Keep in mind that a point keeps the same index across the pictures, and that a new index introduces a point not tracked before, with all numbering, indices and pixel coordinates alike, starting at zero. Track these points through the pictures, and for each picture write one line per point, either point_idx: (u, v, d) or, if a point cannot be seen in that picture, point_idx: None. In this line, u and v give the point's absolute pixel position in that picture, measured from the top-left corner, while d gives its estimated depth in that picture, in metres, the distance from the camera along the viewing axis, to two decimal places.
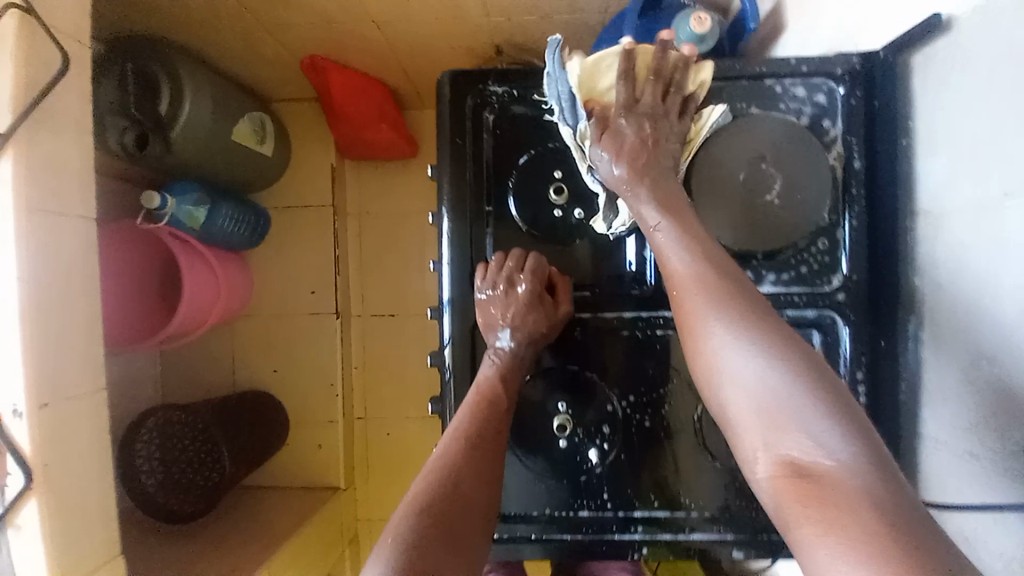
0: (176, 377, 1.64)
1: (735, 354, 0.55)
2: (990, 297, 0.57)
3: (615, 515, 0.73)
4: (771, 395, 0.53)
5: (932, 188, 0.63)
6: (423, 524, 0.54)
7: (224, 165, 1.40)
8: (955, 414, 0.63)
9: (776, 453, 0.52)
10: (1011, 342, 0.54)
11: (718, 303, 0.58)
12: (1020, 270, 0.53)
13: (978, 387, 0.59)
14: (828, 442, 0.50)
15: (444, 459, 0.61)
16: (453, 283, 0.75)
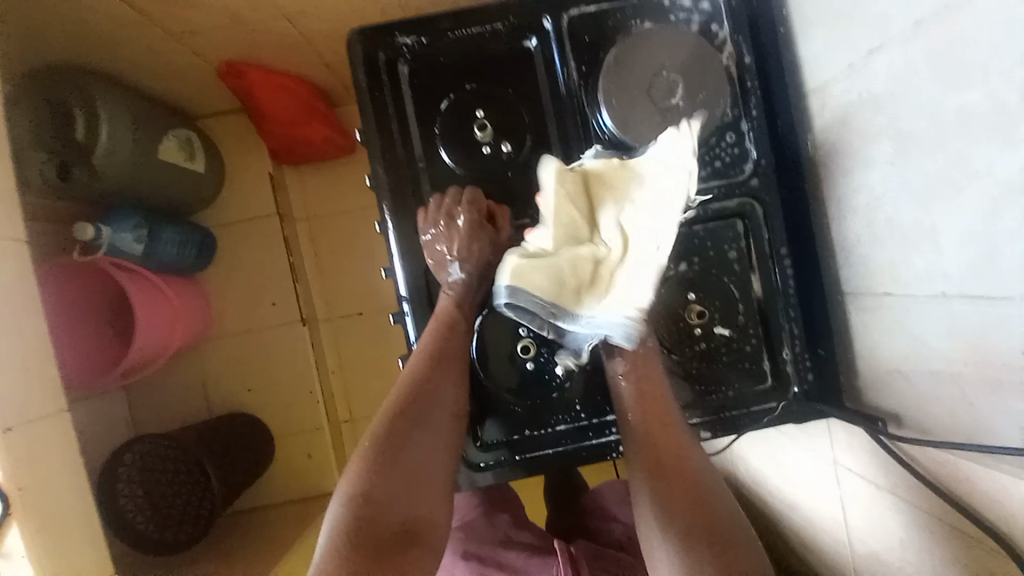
0: (148, 413, 1.59)
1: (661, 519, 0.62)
2: (942, 261, 0.60)
3: (591, 423, 0.79)
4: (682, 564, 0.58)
5: (817, 63, 0.73)
6: (396, 425, 0.62)
7: (157, 184, 1.36)
8: (866, 257, 0.72)
9: None
10: (938, 226, 0.59)
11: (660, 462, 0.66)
12: (915, 120, 0.59)
13: (880, 223, 0.68)
14: None
15: (414, 373, 0.66)
16: (398, 238, 0.78)
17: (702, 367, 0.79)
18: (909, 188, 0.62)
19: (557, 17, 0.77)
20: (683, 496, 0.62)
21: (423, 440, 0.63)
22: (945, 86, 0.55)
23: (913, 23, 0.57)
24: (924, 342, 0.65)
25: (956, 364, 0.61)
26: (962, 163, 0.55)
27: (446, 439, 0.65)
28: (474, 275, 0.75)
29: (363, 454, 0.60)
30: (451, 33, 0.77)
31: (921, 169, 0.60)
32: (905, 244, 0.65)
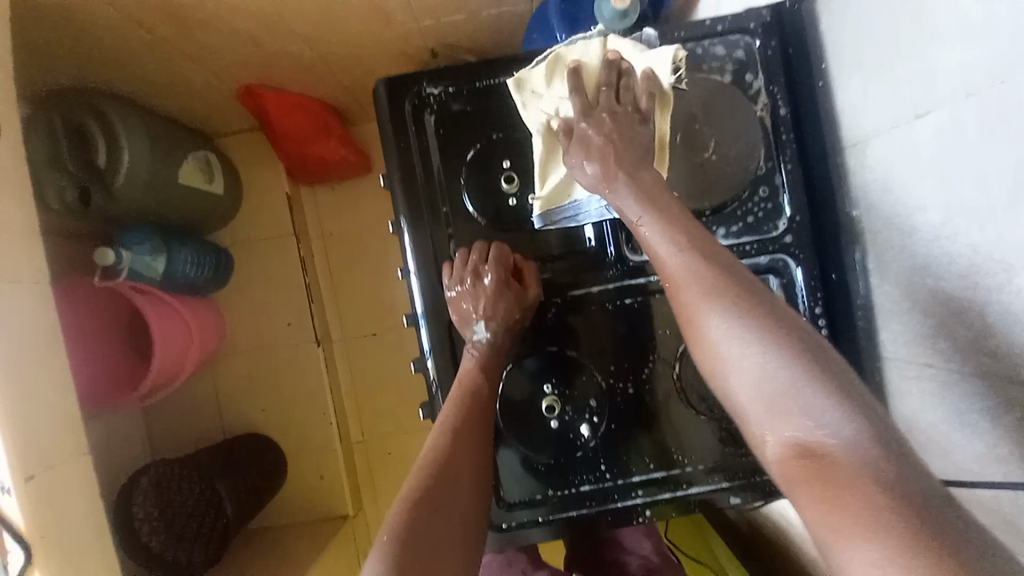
0: (164, 432, 1.60)
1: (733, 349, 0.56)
2: (981, 341, 0.58)
3: (616, 483, 0.76)
4: (765, 382, 0.54)
5: (855, 117, 0.70)
6: (415, 515, 0.57)
7: (174, 205, 1.36)
8: (909, 317, 0.68)
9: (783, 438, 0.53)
10: (978, 305, 0.57)
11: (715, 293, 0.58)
12: (956, 190, 0.57)
13: (924, 286, 0.64)
14: (831, 426, 0.50)
15: (436, 439, 0.65)
16: (422, 289, 0.76)
17: (732, 427, 0.76)
18: (957, 257, 0.59)
19: None
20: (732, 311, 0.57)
21: (446, 527, 0.58)
22: (1002, 162, 0.51)
23: (965, 92, 0.54)
24: (963, 415, 0.62)
25: (1004, 438, 0.57)
26: (1018, 244, 0.51)
27: (470, 521, 0.61)
28: (498, 333, 0.73)
29: (382, 546, 0.54)
30: (477, 83, 0.76)
31: (972, 240, 0.56)
32: (953, 310, 0.61)
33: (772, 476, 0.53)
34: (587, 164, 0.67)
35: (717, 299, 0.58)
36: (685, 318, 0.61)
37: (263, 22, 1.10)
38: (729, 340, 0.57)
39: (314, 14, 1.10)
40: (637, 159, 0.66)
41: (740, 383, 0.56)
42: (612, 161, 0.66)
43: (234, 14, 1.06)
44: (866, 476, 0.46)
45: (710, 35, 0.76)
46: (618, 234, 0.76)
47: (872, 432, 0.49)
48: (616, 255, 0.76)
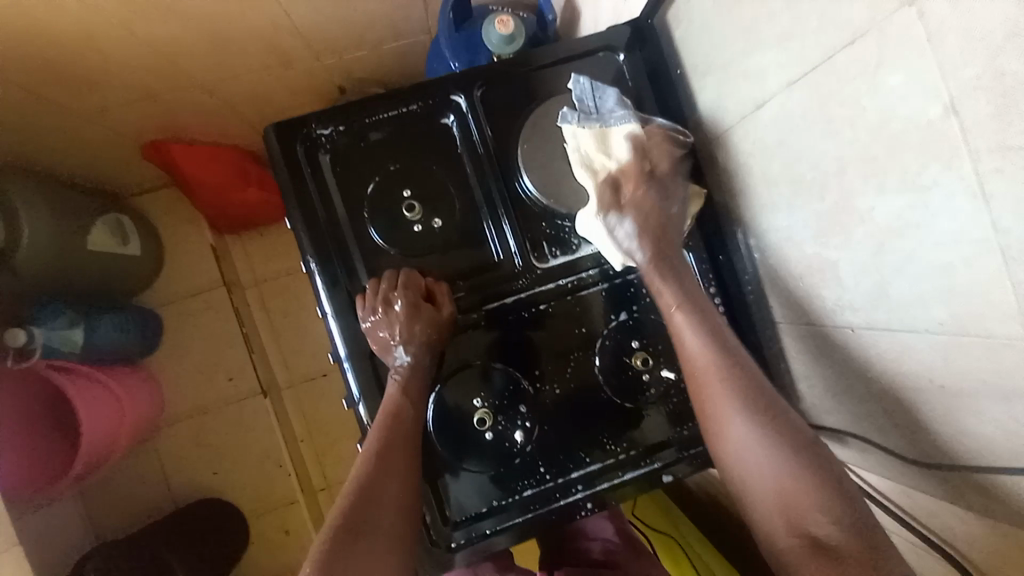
0: (110, 511, 1.50)
1: (761, 448, 0.64)
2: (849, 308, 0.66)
3: (557, 482, 0.79)
4: (785, 481, 0.62)
5: (712, 112, 0.80)
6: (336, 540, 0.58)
7: (89, 272, 1.30)
8: (805, 326, 0.75)
9: (794, 532, 0.60)
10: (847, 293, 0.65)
11: (741, 400, 0.67)
12: (808, 179, 0.65)
13: (817, 323, 0.72)
14: (835, 523, 0.59)
15: (363, 472, 0.67)
16: (340, 324, 0.77)
17: (657, 412, 0.81)
18: (845, 281, 0.65)
19: (469, 94, 0.81)
20: (753, 417, 0.66)
21: (368, 552, 0.61)
22: (842, 161, 0.60)
23: (787, 83, 0.64)
24: (849, 371, 0.70)
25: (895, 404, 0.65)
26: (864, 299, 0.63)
27: (394, 541, 0.64)
28: (419, 354, 0.75)
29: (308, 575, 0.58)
30: (368, 119, 0.79)
31: (856, 270, 0.63)
32: (845, 326, 0.68)
33: (783, 563, 0.60)
34: (638, 242, 0.76)
35: (745, 390, 0.67)
36: (708, 407, 0.69)
37: (156, 70, 1.08)
38: (753, 442, 0.65)
39: (208, 59, 1.10)
40: (678, 256, 0.77)
41: (761, 469, 0.64)
42: (659, 244, 0.76)
43: (121, 66, 1.04)
44: (875, 571, 0.54)
45: (575, 56, 0.84)
46: (521, 242, 0.81)
47: (864, 525, 0.58)
48: (524, 265, 0.81)
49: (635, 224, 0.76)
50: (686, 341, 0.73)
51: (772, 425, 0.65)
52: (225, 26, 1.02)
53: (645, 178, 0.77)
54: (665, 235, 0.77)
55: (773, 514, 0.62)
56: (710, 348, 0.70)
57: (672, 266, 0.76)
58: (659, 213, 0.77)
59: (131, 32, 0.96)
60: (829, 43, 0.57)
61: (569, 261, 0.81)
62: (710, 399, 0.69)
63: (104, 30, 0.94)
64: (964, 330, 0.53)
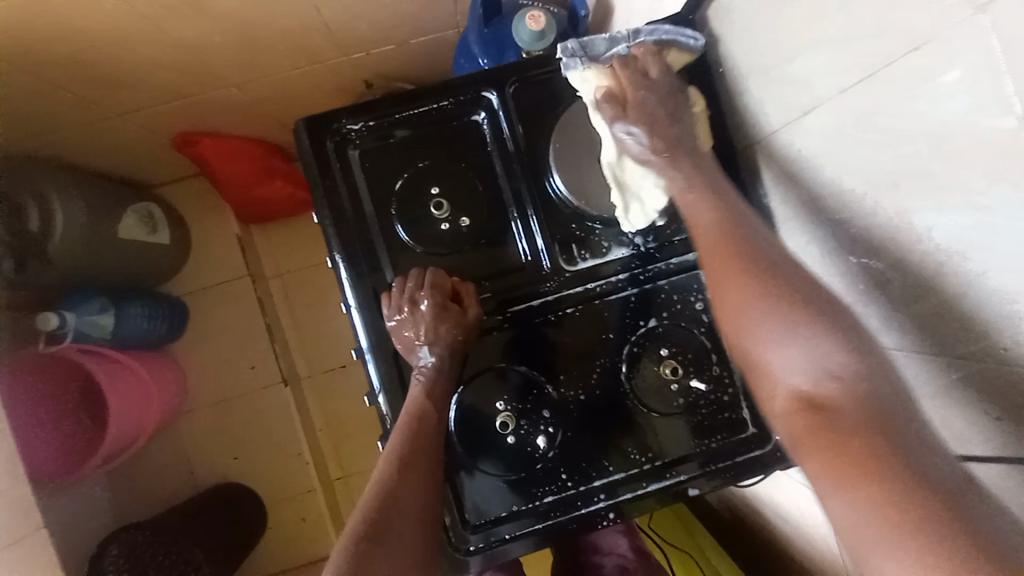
0: (133, 494, 1.54)
1: (768, 313, 0.59)
2: (876, 281, 0.63)
3: (578, 490, 0.77)
4: (791, 344, 0.57)
5: (753, 114, 0.76)
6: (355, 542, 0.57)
7: (118, 262, 1.32)
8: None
9: (794, 392, 0.56)
10: (873, 259, 0.62)
11: (751, 264, 0.62)
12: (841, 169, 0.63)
13: (845, 291, 0.69)
14: (844, 378, 0.54)
15: (385, 474, 0.66)
16: (365, 322, 0.76)
17: (683, 422, 0.79)
18: (877, 233, 0.61)
19: (501, 90, 0.79)
20: (763, 284, 0.60)
21: (387, 563, 0.60)
22: (891, 174, 0.56)
23: (837, 89, 0.60)
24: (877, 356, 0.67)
25: (925, 375, 0.61)
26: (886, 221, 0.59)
27: (412, 550, 0.63)
28: (444, 356, 0.74)
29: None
30: (398, 115, 0.78)
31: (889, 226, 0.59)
32: (872, 296, 0.65)
33: (781, 428, 0.57)
34: (647, 135, 0.70)
35: (755, 258, 0.62)
36: (714, 278, 0.64)
37: (188, 71, 1.10)
38: (760, 307, 0.60)
39: (238, 59, 1.10)
40: (690, 145, 0.72)
41: (764, 330, 0.59)
42: (671, 139, 0.71)
43: (152, 65, 1.05)
44: (878, 428, 0.50)
45: None
46: (550, 244, 0.79)
47: (878, 382, 0.53)
48: (551, 267, 0.79)
49: (635, 123, 0.71)
50: (697, 220, 0.68)
51: (784, 286, 0.60)
52: (255, 22, 1.01)
53: (641, 82, 0.72)
54: (671, 123, 0.71)
55: (775, 379, 0.58)
56: (718, 218, 0.65)
57: (686, 158, 0.70)
58: (665, 106, 0.72)
59: (163, 30, 0.97)
60: (876, 50, 0.54)
61: (598, 264, 0.79)
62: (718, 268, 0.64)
63: (137, 28, 0.95)
64: (991, 268, 0.49)
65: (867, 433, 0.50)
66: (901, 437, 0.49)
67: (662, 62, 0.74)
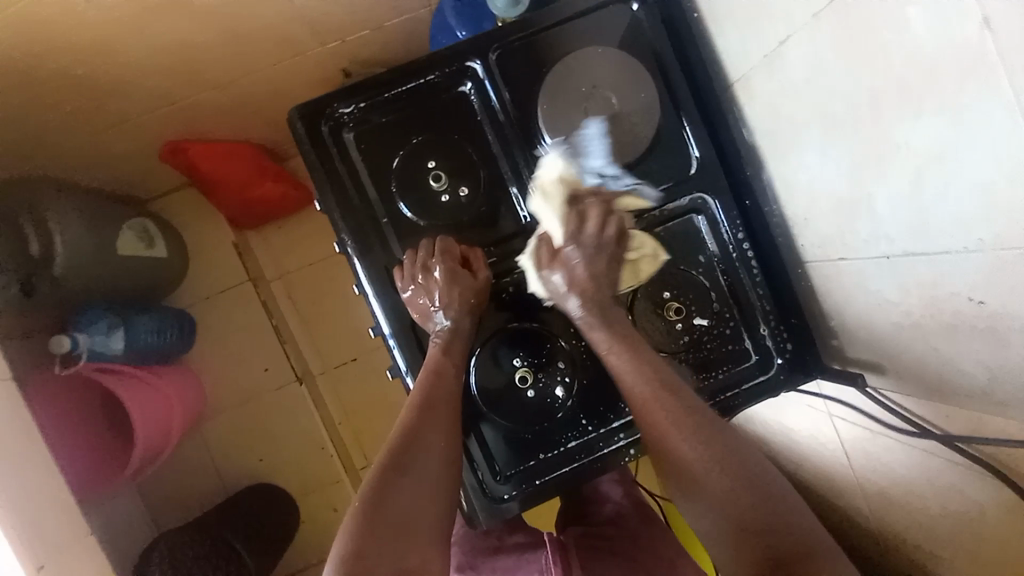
0: (163, 503, 1.58)
1: (704, 467, 0.64)
2: (882, 239, 0.66)
3: (599, 433, 0.83)
4: (728, 500, 0.62)
5: (733, 53, 0.79)
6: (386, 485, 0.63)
7: (122, 278, 1.33)
8: (847, 264, 0.74)
9: (741, 547, 0.60)
10: (884, 223, 0.65)
11: (680, 423, 0.68)
12: (841, 115, 0.65)
13: (851, 244, 0.72)
14: (781, 534, 0.58)
15: (406, 423, 0.70)
16: (379, 296, 0.80)
17: (690, 359, 0.83)
18: (884, 212, 0.64)
19: (484, 59, 0.81)
20: (691, 439, 0.66)
21: (410, 491, 0.65)
22: (870, 93, 0.60)
23: (813, 14, 0.63)
24: (883, 307, 0.71)
25: (932, 331, 0.65)
26: (901, 191, 0.61)
27: (437, 481, 0.68)
28: (459, 319, 0.78)
29: (355, 512, 0.62)
30: (389, 92, 0.79)
31: (897, 203, 0.62)
32: (880, 257, 0.68)
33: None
34: (569, 295, 0.77)
35: (683, 414, 0.68)
36: (649, 433, 0.70)
37: (171, 78, 1.10)
38: (694, 461, 0.65)
39: (219, 60, 1.10)
40: (608, 304, 0.77)
41: (705, 490, 0.64)
42: (589, 296, 0.76)
43: (134, 73, 1.05)
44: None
45: (586, 11, 0.82)
46: None
47: (812, 534, 0.59)
48: None
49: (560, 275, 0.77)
50: (625, 380, 0.73)
51: (714, 444, 0.66)
52: (232, 19, 1.01)
53: (574, 234, 0.77)
54: (594, 284, 0.77)
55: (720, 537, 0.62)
56: (641, 376, 0.72)
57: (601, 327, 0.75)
58: (586, 264, 0.77)
59: (142, 37, 0.97)
60: None
61: None
62: (652, 427, 0.69)
63: (118, 37, 0.95)
64: (1009, 273, 0.52)
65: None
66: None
67: (615, 219, 0.79)
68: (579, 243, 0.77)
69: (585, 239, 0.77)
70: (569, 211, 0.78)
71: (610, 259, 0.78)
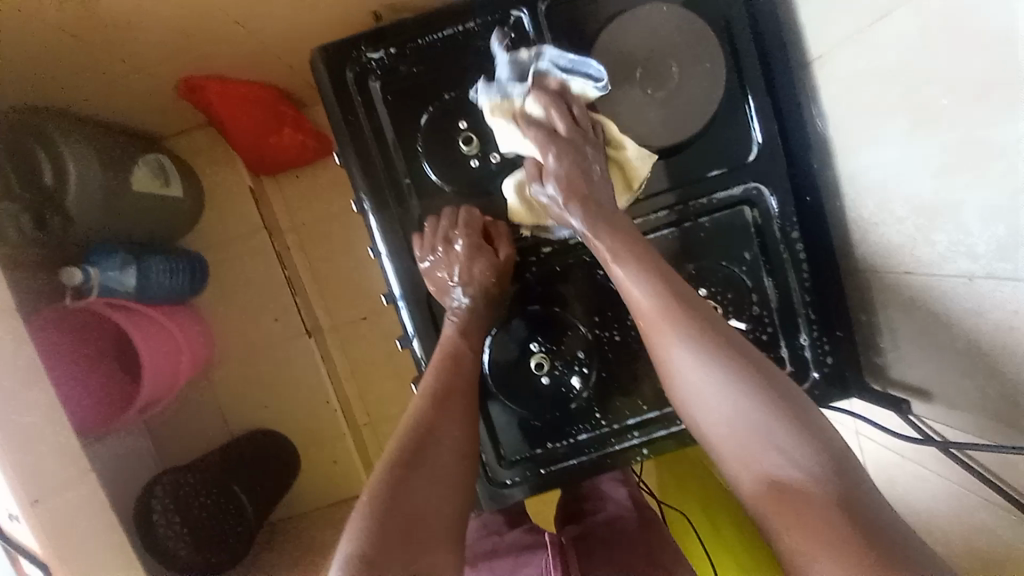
0: (170, 443, 1.60)
1: (717, 387, 0.60)
2: (960, 258, 0.58)
3: (612, 429, 0.79)
4: (742, 422, 0.59)
5: (817, 25, 0.69)
6: (394, 477, 0.60)
7: (134, 219, 1.30)
8: (914, 278, 0.66)
9: (754, 470, 0.58)
10: (969, 241, 0.57)
11: (691, 336, 0.62)
12: (937, 108, 0.55)
13: (923, 258, 0.64)
14: (796, 456, 0.56)
15: (422, 411, 0.66)
16: (397, 266, 0.75)
17: None
18: (971, 226, 0.56)
19: (533, 9, 0.72)
20: (705, 355, 0.61)
21: (422, 486, 0.60)
22: (977, 80, 0.50)
23: None
24: (947, 332, 0.64)
25: (1000, 371, 0.58)
26: (997, 205, 0.52)
27: (452, 477, 0.63)
28: (478, 297, 0.73)
29: (365, 511, 0.57)
30: (422, 40, 0.72)
31: (987, 216, 0.54)
32: (956, 278, 0.60)
33: (747, 504, 0.59)
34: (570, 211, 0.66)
35: (694, 329, 0.62)
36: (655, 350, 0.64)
37: (194, 15, 1.02)
38: (706, 379, 0.61)
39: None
40: (609, 208, 0.67)
41: (717, 411, 0.60)
42: (589, 205, 0.66)
43: (156, 9, 0.98)
44: (837, 507, 0.52)
45: None
46: None
47: (831, 455, 0.55)
48: None
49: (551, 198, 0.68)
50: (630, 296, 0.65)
51: (727, 362, 0.61)
52: None
53: (547, 142, 0.67)
54: (589, 191, 0.66)
55: (734, 459, 0.59)
56: (654, 288, 0.63)
57: (605, 231, 0.66)
58: (574, 168, 0.66)
59: None
60: None
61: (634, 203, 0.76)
62: (661, 343, 0.63)
63: None
64: None
65: (825, 509, 0.52)
66: (863, 514, 0.51)
67: (579, 111, 0.68)
68: (557, 148, 0.66)
69: (559, 141, 0.67)
70: (526, 126, 0.68)
71: (593, 152, 0.68)
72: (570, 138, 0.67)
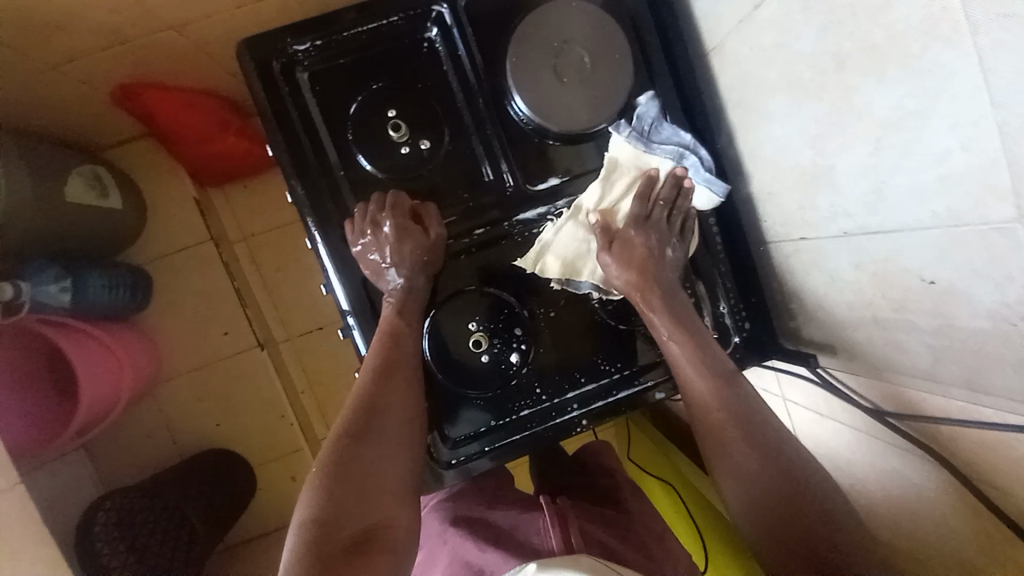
0: (112, 466, 1.53)
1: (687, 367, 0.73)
2: (838, 217, 0.66)
3: (553, 402, 0.82)
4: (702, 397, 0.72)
5: (709, 16, 0.76)
6: (339, 446, 0.67)
7: (70, 232, 1.26)
8: (805, 239, 0.73)
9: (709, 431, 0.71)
10: (846, 200, 0.64)
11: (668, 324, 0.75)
12: (811, 83, 0.62)
13: (811, 220, 0.71)
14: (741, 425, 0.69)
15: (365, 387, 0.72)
16: (333, 253, 0.77)
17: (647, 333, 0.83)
18: (846, 189, 0.63)
19: (453, 4, 0.77)
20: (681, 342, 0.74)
21: (366, 452, 0.67)
22: (841, 55, 0.57)
23: None
24: (835, 286, 0.71)
25: (882, 316, 0.65)
26: (864, 167, 0.59)
27: (397, 444, 0.70)
28: (413, 278, 0.76)
29: (313, 483, 0.65)
30: (348, 33, 0.75)
31: (857, 178, 0.61)
32: (837, 235, 0.67)
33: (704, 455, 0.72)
34: (620, 272, 0.75)
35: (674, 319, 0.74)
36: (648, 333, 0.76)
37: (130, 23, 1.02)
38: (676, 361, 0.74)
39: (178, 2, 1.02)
40: (670, 292, 0.76)
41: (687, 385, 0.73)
42: (650, 285, 0.75)
43: (90, 17, 0.97)
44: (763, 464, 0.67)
45: None
46: (509, 164, 0.79)
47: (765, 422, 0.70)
48: (514, 186, 0.79)
49: (619, 264, 0.75)
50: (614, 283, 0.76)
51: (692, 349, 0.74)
52: None
53: (641, 222, 0.76)
54: (656, 266, 0.76)
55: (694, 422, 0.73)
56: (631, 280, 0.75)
57: (659, 304, 0.75)
58: (650, 251, 0.76)
59: None
60: None
61: (560, 184, 0.80)
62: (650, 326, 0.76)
63: None
64: (945, 222, 0.53)
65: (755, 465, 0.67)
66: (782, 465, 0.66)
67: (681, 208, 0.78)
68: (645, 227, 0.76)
69: (650, 226, 0.77)
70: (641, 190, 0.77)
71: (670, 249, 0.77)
72: (652, 228, 0.77)
